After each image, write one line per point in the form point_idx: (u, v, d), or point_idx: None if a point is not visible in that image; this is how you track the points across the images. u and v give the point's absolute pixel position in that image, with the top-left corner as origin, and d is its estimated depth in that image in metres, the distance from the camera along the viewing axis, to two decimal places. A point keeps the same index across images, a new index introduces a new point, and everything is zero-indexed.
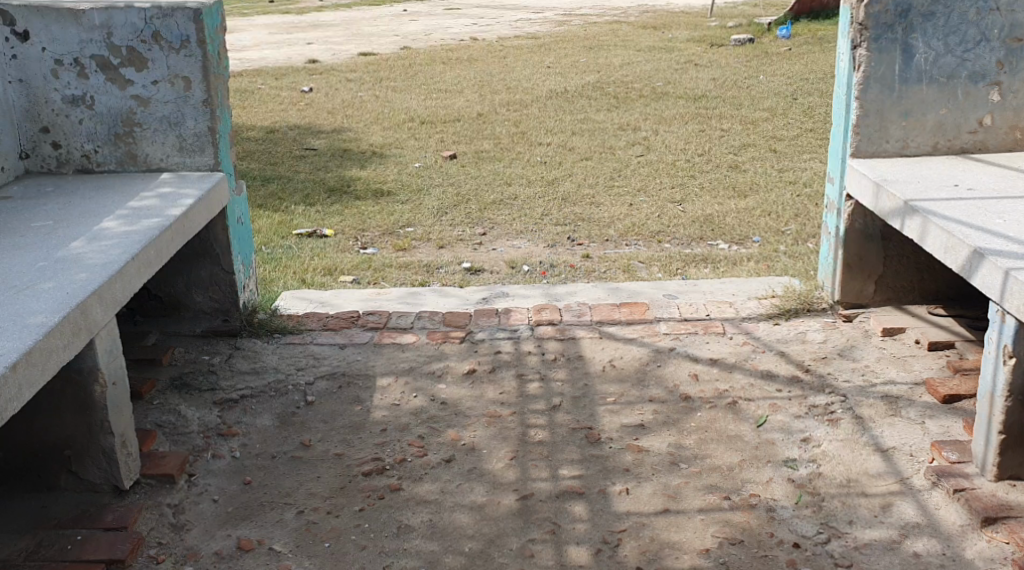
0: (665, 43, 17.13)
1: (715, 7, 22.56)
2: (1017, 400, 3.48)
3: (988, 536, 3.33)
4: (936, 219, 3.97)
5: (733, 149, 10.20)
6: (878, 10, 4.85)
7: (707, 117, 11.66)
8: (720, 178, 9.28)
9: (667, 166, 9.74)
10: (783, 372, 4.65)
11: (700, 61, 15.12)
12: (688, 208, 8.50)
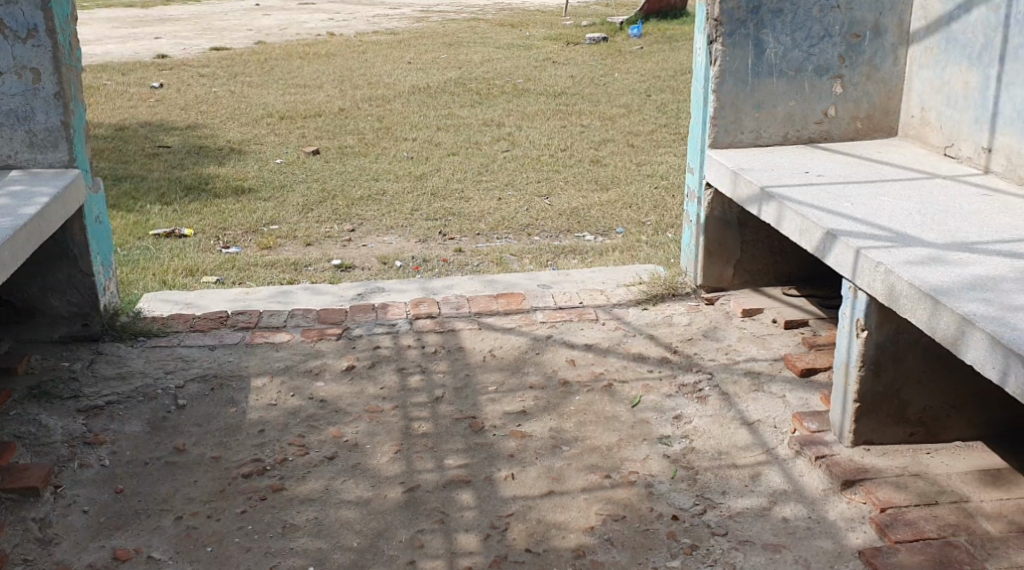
0: (523, 40, 17.36)
1: (571, 5, 22.93)
2: (870, 369, 3.74)
3: (847, 498, 3.56)
4: (790, 204, 4.22)
5: (594, 144, 10.46)
6: (731, 7, 5.10)
7: (568, 113, 11.93)
8: (583, 172, 9.51)
9: (532, 161, 9.93)
10: (653, 354, 4.85)
11: (557, 59, 15.38)
12: (555, 201, 8.70)
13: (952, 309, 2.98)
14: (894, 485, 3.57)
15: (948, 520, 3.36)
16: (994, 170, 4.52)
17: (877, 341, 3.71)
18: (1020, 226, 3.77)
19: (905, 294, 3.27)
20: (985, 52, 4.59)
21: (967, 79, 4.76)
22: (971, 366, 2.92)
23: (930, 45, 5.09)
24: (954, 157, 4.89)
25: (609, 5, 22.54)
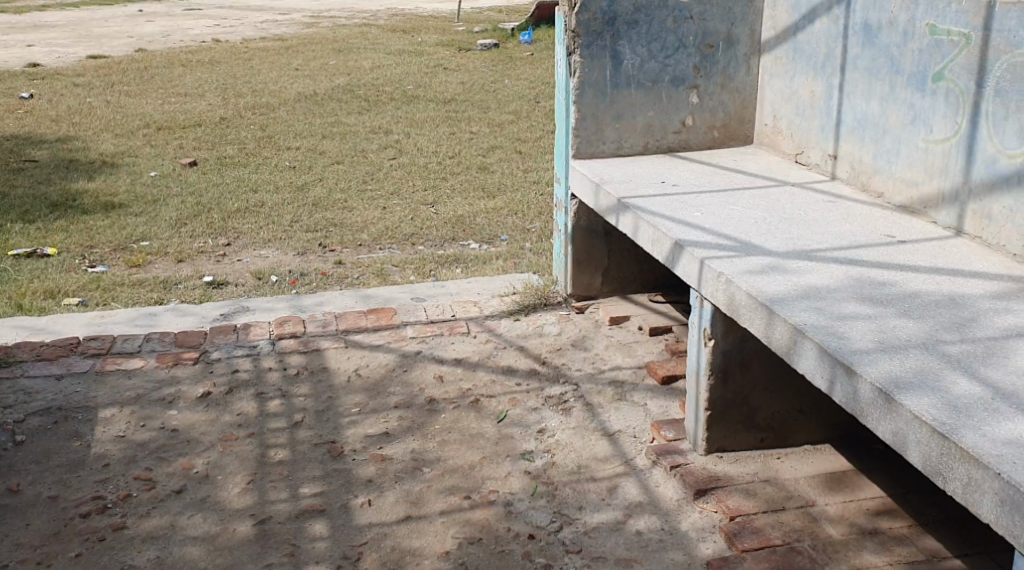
0: (415, 46, 17.23)
1: (465, 11, 22.86)
2: (718, 378, 3.81)
3: (699, 507, 3.62)
4: (644, 215, 4.25)
5: (482, 151, 10.42)
6: (587, 18, 5.12)
7: (457, 119, 11.87)
8: (470, 179, 9.45)
9: (419, 169, 9.85)
10: (522, 366, 4.83)
11: (449, 65, 15.31)
12: (440, 210, 8.62)
13: (786, 318, 3.13)
14: (743, 492, 3.65)
15: (794, 525, 3.45)
16: (840, 177, 4.63)
17: (723, 349, 3.78)
18: (858, 233, 3.88)
19: (744, 303, 3.37)
20: (827, 61, 4.69)
21: (812, 87, 4.85)
22: (803, 374, 3.07)
23: (779, 54, 5.19)
24: (804, 164, 5.00)
25: (502, 11, 22.56)
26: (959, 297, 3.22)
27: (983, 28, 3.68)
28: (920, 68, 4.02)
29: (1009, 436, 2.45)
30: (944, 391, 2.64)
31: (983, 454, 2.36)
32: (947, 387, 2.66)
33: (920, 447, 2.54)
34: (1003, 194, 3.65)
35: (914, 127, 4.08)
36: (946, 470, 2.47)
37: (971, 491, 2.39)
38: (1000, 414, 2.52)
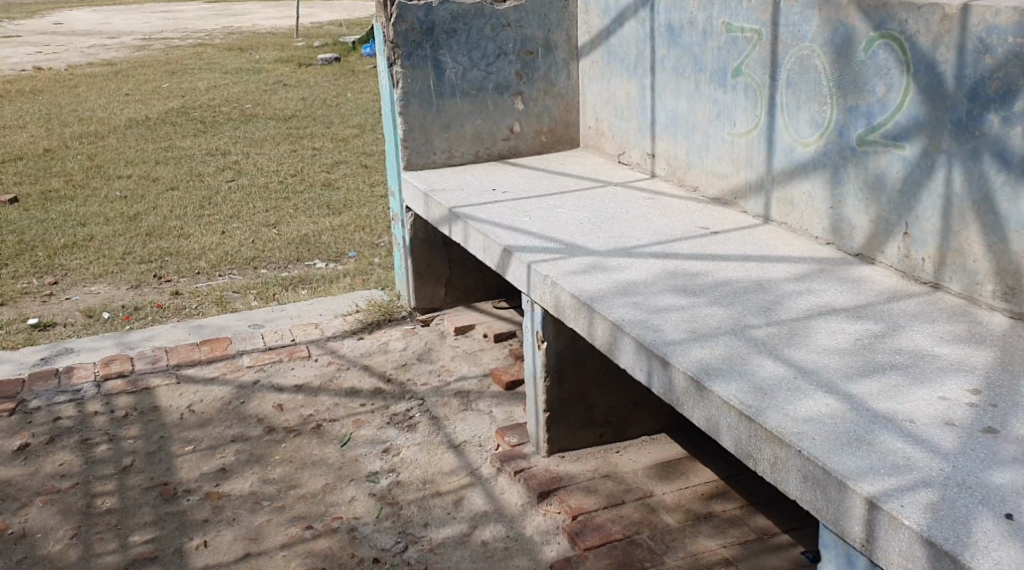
0: (253, 64, 16.76)
1: (305, 26, 22.43)
2: (554, 379, 3.86)
3: (544, 510, 3.67)
4: (473, 223, 4.16)
5: (326, 168, 10.23)
6: (405, 28, 5.04)
7: (298, 137, 11.63)
8: (314, 197, 9.22)
9: (260, 190, 9.57)
10: (366, 386, 4.70)
11: (288, 83, 14.97)
12: (283, 230, 8.35)
13: (605, 315, 3.34)
14: (585, 490, 3.73)
15: (633, 518, 3.57)
16: (658, 174, 4.73)
17: (556, 349, 3.83)
18: (675, 227, 3.99)
19: (570, 304, 3.50)
20: (639, 63, 4.75)
21: (628, 88, 4.91)
22: (625, 367, 3.33)
23: (595, 58, 5.21)
24: (626, 164, 5.03)
25: (341, 24, 22.22)
26: (766, 280, 3.53)
27: (771, 24, 3.86)
28: (720, 65, 4.18)
29: (807, 412, 2.87)
30: (751, 374, 3.03)
31: (786, 434, 2.77)
32: (754, 370, 3.04)
33: (732, 432, 2.93)
34: (803, 181, 3.86)
35: (720, 122, 4.23)
36: (756, 451, 2.87)
37: (778, 468, 2.80)
38: (799, 392, 2.94)
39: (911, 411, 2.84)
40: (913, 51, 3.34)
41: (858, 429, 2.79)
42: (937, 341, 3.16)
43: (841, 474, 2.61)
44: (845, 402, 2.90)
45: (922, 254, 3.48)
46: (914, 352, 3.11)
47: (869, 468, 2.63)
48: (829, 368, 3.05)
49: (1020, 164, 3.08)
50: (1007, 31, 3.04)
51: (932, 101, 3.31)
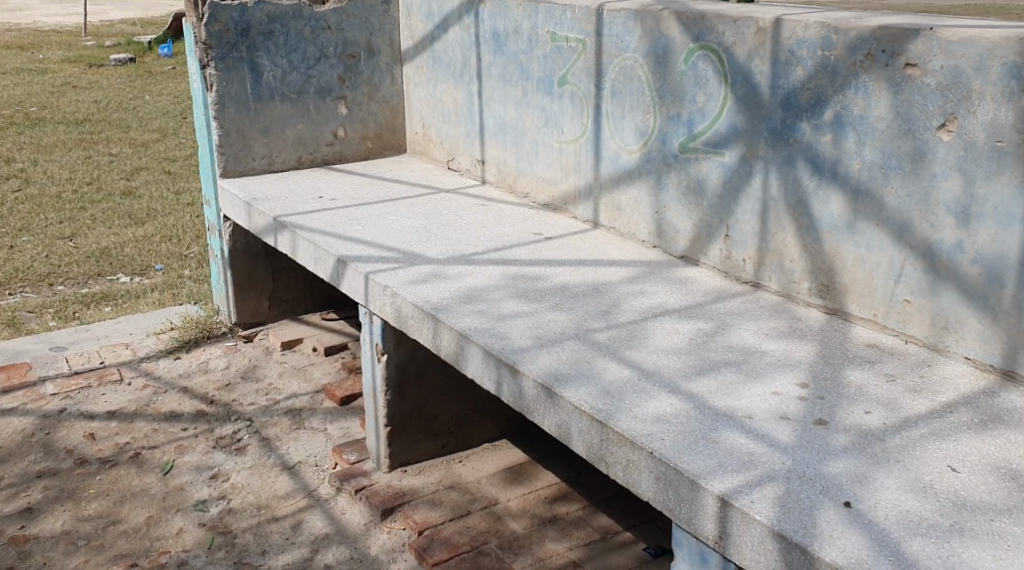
0: (37, 64, 15.62)
1: (91, 24, 21.13)
2: (394, 391, 3.79)
3: (388, 527, 3.59)
4: (302, 233, 4.00)
5: (124, 175, 9.63)
6: (218, 29, 4.80)
7: (92, 142, 10.91)
8: (113, 207, 8.66)
9: (51, 200, 8.90)
10: (187, 409, 4.44)
11: (79, 84, 14.03)
12: (80, 242, 7.79)
13: (450, 325, 3.30)
14: (429, 503, 3.67)
15: (479, 528, 3.53)
16: (489, 180, 4.72)
17: (396, 361, 3.75)
18: (509, 233, 3.99)
19: (412, 315, 3.43)
20: (464, 69, 4.72)
21: (453, 95, 4.86)
22: (472, 377, 3.30)
23: (420, 63, 5.09)
24: (456, 170, 4.97)
25: (132, 23, 21.07)
26: (601, 284, 3.56)
27: (594, 34, 3.92)
28: (546, 73, 4.21)
29: (654, 412, 2.89)
30: (597, 378, 3.03)
31: (636, 437, 2.77)
32: (600, 374, 3.05)
33: (583, 436, 2.92)
34: (629, 187, 3.93)
35: (547, 129, 4.26)
36: (607, 455, 2.86)
37: (630, 471, 2.79)
38: (646, 393, 2.97)
39: (748, 407, 2.91)
40: (730, 62, 3.47)
41: (702, 427, 2.82)
42: (763, 338, 3.27)
43: (691, 474, 2.62)
44: (687, 400, 2.94)
45: (742, 254, 3.61)
46: (744, 348, 3.21)
47: (716, 466, 2.65)
48: (668, 369, 3.09)
49: (832, 169, 3.25)
50: (817, 45, 3.21)
51: (749, 110, 3.44)
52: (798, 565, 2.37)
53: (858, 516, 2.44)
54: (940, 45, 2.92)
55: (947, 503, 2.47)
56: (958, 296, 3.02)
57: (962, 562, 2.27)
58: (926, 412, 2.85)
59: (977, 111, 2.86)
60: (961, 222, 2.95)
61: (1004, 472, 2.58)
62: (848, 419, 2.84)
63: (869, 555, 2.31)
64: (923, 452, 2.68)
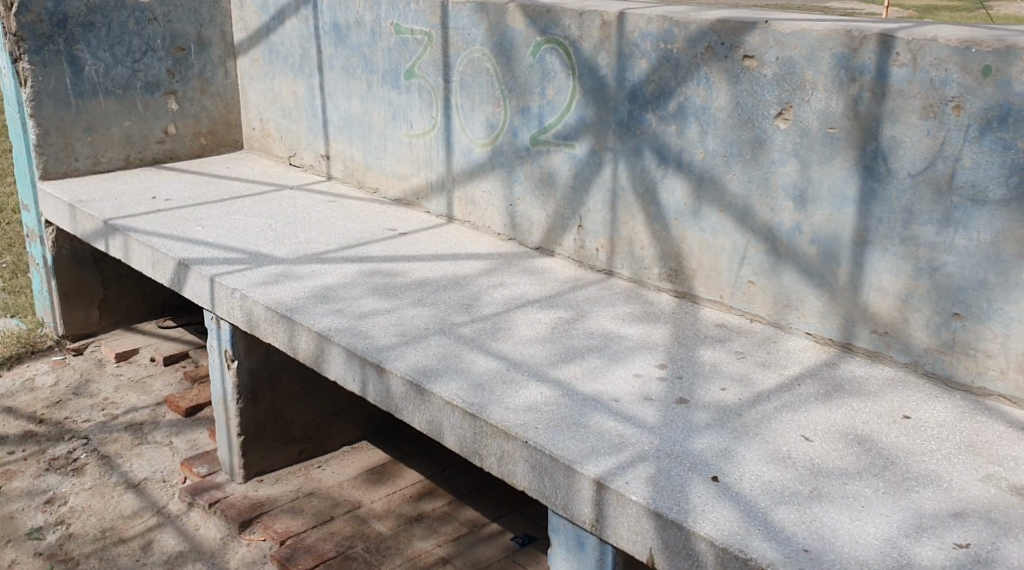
0: None
1: None
2: (247, 399, 3.63)
3: (246, 540, 3.45)
4: (138, 236, 3.77)
5: None
6: (31, 20, 4.46)
7: None
8: None
9: None
10: (14, 431, 4.11)
11: None
12: None
13: (308, 326, 3.16)
14: (289, 511, 3.55)
15: (344, 533, 3.44)
16: (335, 176, 4.61)
17: (248, 368, 3.60)
18: (362, 231, 3.93)
19: (264, 318, 3.28)
20: (304, 62, 4.58)
21: (293, 89, 4.71)
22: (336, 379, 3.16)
23: (255, 56, 4.90)
24: (298, 167, 4.82)
25: None
26: (461, 277, 3.54)
27: (440, 26, 3.89)
28: (391, 66, 4.15)
29: (524, 402, 2.73)
30: (466, 371, 2.90)
31: (509, 426, 2.60)
32: (468, 367, 2.93)
33: (455, 431, 2.75)
34: (482, 180, 3.92)
35: (396, 123, 4.20)
36: (483, 448, 2.67)
37: (506, 461, 2.60)
38: (515, 382, 2.83)
39: (613, 391, 2.77)
40: (577, 55, 3.45)
41: (572, 413, 2.67)
42: (620, 323, 3.19)
43: (567, 459, 2.44)
44: (555, 388, 2.80)
45: (595, 243, 3.58)
46: (604, 335, 3.11)
47: (590, 449, 2.48)
48: (535, 357, 2.98)
49: (676, 158, 3.23)
50: (658, 37, 3.19)
51: (597, 102, 3.42)
52: (675, 543, 2.20)
53: (726, 489, 2.30)
54: (774, 37, 2.92)
55: (804, 471, 2.36)
56: (798, 276, 3.00)
57: (827, 526, 2.16)
58: (778, 386, 2.77)
59: (810, 100, 2.86)
60: (798, 205, 2.95)
61: (852, 438, 2.50)
62: (706, 397, 2.72)
63: (740, 525, 2.17)
64: (778, 423, 2.57)
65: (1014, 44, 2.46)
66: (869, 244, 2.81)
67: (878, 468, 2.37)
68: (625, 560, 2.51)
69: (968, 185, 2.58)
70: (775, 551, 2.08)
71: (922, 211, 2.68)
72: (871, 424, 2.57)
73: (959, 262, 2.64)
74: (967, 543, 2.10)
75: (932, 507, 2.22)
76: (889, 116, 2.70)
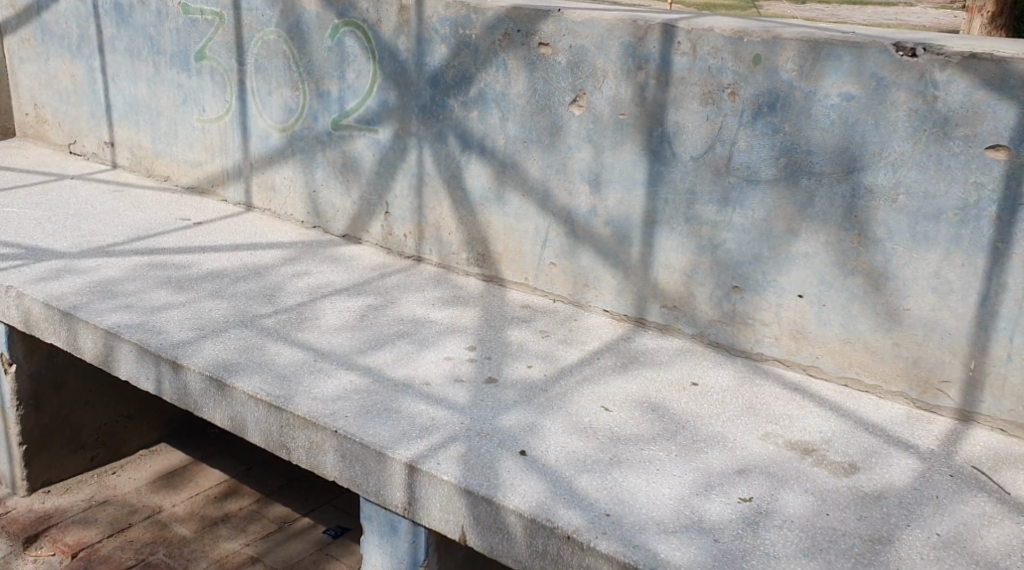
0: None
1: None
2: (29, 406, 3.42)
3: (32, 556, 3.24)
4: None
5: None
6: None
7: None
8: None
9: None
10: None
11: None
12: None
13: (94, 324, 2.99)
14: (81, 522, 3.40)
15: (144, 540, 3.31)
16: (121, 163, 4.40)
17: (28, 372, 3.38)
18: (153, 222, 3.79)
19: (45, 317, 3.09)
20: (82, 43, 4.34)
21: (70, 71, 4.45)
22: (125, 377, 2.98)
23: (26, 36, 4.60)
24: (79, 155, 4.57)
25: None
26: (260, 267, 3.47)
27: (232, 8, 3.79)
28: (180, 48, 4.00)
29: (332, 391, 2.66)
30: (270, 364, 2.80)
31: (317, 416, 2.52)
32: (272, 360, 2.82)
33: (260, 426, 2.64)
34: (282, 166, 3.85)
35: (187, 107, 4.05)
36: (289, 440, 2.59)
37: (315, 452, 2.53)
38: (324, 372, 2.76)
39: (422, 374, 2.77)
40: (376, 39, 3.44)
41: (382, 399, 2.63)
42: (429, 308, 3.22)
43: (378, 445, 2.40)
44: (366, 376, 2.75)
45: (403, 229, 3.59)
46: (413, 319, 3.13)
47: (401, 434, 2.46)
48: (343, 346, 2.93)
49: (479, 143, 3.28)
50: (455, 23, 3.23)
51: (398, 86, 3.42)
52: (486, 519, 2.23)
53: (533, 462, 2.35)
54: (567, 24, 2.99)
55: (604, 439, 2.46)
56: (594, 256, 3.12)
57: (626, 490, 2.25)
58: (578, 360, 2.88)
59: (602, 87, 2.97)
60: (593, 187, 3.06)
61: (647, 406, 2.63)
62: (514, 374, 2.78)
63: (547, 496, 2.22)
64: (579, 396, 2.67)
65: (780, 35, 2.63)
66: (658, 224, 2.95)
67: (670, 433, 2.50)
68: (437, 542, 2.49)
69: (743, 167, 2.75)
70: (580, 517, 2.15)
71: (704, 191, 2.84)
72: (663, 392, 2.71)
73: (736, 239, 2.81)
74: (750, 497, 2.24)
75: (718, 466, 2.36)
76: (673, 102, 2.84)
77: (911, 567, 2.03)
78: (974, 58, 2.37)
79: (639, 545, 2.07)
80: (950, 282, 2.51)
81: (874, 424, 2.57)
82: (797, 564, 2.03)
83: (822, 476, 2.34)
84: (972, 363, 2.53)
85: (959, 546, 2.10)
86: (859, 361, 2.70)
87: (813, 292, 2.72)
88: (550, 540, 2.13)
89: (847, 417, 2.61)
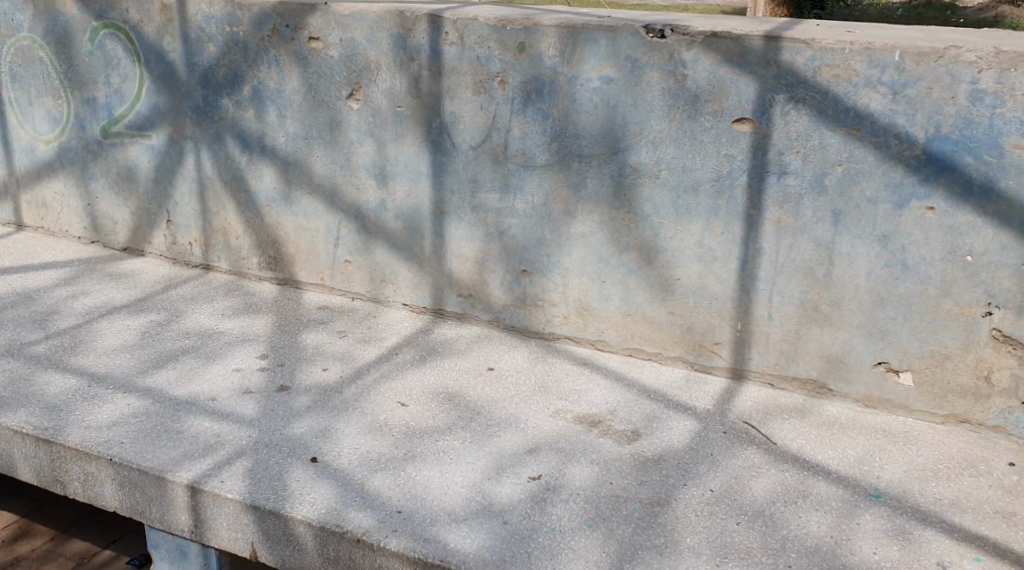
0: None
1: None
2: None
3: None
4: None
5: None
6: None
7: None
8: None
9: None
10: None
11: None
12: None
13: None
14: None
15: None
16: None
17: None
18: None
19: None
20: None
21: None
22: None
23: None
24: None
25: None
26: (31, 290, 3.27)
27: None
28: None
29: (107, 418, 2.53)
30: (38, 396, 2.62)
31: (90, 446, 2.39)
32: (41, 390, 2.65)
33: (30, 462, 2.48)
34: (52, 180, 3.63)
35: None
36: (63, 475, 2.45)
37: (91, 484, 2.40)
38: (97, 398, 2.61)
39: (208, 389, 2.68)
40: (140, 41, 3.29)
41: (163, 420, 2.52)
42: (217, 318, 3.12)
43: (156, 469, 2.30)
44: (145, 398, 2.63)
45: (188, 238, 3.45)
46: (199, 332, 3.02)
47: (182, 455, 2.37)
48: (121, 368, 2.79)
49: (259, 144, 3.20)
50: (222, 20, 3.12)
51: (168, 89, 3.28)
52: (275, 532, 2.18)
53: (325, 468, 2.32)
54: (335, 18, 2.95)
55: (399, 435, 2.46)
56: (388, 250, 3.10)
57: (418, 485, 2.25)
58: (375, 358, 2.86)
59: (377, 80, 2.95)
60: (380, 182, 3.04)
61: (442, 397, 2.64)
62: (307, 380, 2.73)
63: (337, 502, 2.20)
64: (375, 395, 2.65)
65: (540, 22, 2.69)
66: (447, 214, 2.97)
67: (465, 421, 2.53)
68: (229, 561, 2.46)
69: (520, 153, 2.80)
70: (370, 518, 2.14)
71: (486, 178, 2.87)
72: (457, 380, 2.73)
73: (520, 223, 2.87)
74: (539, 475, 2.30)
75: (510, 448, 2.41)
76: (447, 91, 2.85)
77: (686, 526, 2.13)
78: (716, 36, 2.50)
79: (428, 538, 2.08)
80: (713, 250, 2.64)
81: (655, 391, 2.69)
82: (581, 535, 2.10)
83: (607, 446, 2.42)
84: (738, 324, 2.68)
85: (729, 499, 2.23)
86: (639, 332, 2.81)
87: (593, 270, 2.81)
88: (340, 546, 2.11)
89: (631, 386, 2.71)
